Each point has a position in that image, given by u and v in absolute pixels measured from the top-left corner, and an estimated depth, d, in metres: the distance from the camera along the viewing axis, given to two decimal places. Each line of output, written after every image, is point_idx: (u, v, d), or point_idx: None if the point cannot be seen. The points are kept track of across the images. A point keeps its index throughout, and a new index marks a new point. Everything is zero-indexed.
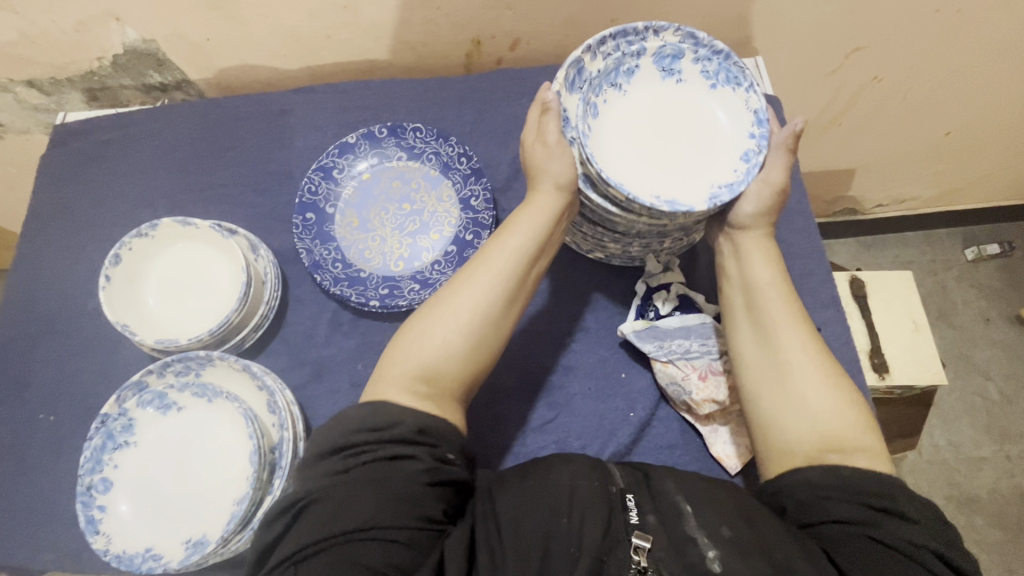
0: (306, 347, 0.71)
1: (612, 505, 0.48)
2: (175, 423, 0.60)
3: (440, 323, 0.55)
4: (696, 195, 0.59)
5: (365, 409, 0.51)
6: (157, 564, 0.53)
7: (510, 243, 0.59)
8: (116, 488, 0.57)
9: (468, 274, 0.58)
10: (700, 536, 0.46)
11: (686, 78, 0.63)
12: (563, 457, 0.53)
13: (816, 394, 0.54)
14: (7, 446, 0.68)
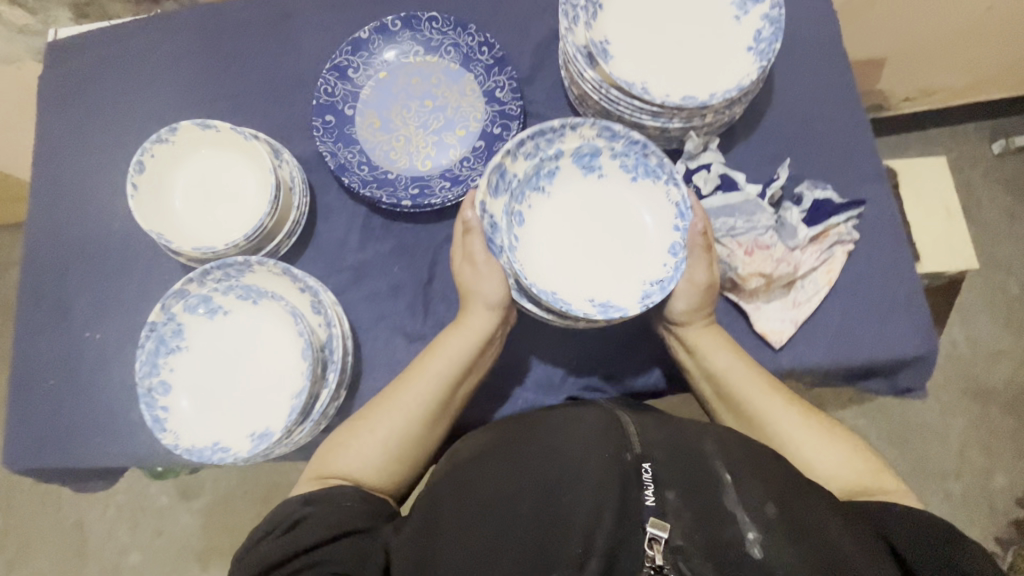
0: (340, 254, 0.70)
1: (625, 481, 0.47)
2: (224, 327, 0.60)
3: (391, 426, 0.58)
4: (623, 299, 0.61)
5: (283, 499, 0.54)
6: (227, 455, 0.55)
7: (435, 360, 0.60)
8: (175, 389, 0.58)
9: (399, 391, 0.60)
10: (740, 514, 0.45)
11: (606, 173, 0.64)
12: (573, 424, 0.55)
13: (818, 453, 0.57)
14: (59, 364, 0.69)
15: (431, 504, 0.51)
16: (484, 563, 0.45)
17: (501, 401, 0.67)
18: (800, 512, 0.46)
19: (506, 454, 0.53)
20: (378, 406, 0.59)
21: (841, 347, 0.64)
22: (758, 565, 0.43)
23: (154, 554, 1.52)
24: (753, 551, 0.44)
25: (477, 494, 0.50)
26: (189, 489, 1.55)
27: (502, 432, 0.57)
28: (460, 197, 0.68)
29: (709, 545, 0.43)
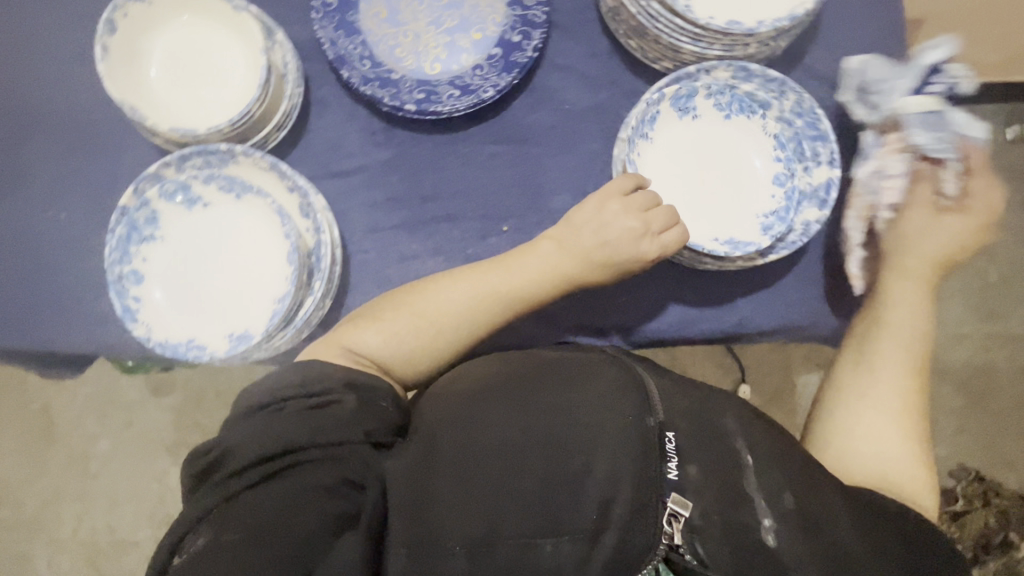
0: (335, 158, 0.64)
1: (649, 448, 0.49)
2: (204, 220, 0.56)
3: (416, 330, 0.57)
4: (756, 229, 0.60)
5: (286, 378, 0.48)
6: (202, 354, 0.52)
7: (509, 278, 0.58)
8: (148, 279, 0.54)
9: (458, 292, 0.58)
10: (758, 500, 0.49)
11: (701, 114, 0.62)
12: (590, 376, 0.54)
13: (889, 438, 0.57)
14: (17, 242, 0.64)
15: (429, 443, 0.49)
16: (492, 515, 0.45)
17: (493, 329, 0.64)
18: (813, 501, 0.49)
19: (516, 400, 0.52)
20: (429, 297, 0.58)
21: (845, 311, 0.63)
22: (770, 551, 0.46)
23: (123, 444, 1.54)
24: (766, 538, 0.47)
25: (489, 445, 0.49)
26: (160, 386, 1.54)
27: (506, 372, 0.55)
28: (469, 109, 0.63)
29: (727, 529, 0.47)
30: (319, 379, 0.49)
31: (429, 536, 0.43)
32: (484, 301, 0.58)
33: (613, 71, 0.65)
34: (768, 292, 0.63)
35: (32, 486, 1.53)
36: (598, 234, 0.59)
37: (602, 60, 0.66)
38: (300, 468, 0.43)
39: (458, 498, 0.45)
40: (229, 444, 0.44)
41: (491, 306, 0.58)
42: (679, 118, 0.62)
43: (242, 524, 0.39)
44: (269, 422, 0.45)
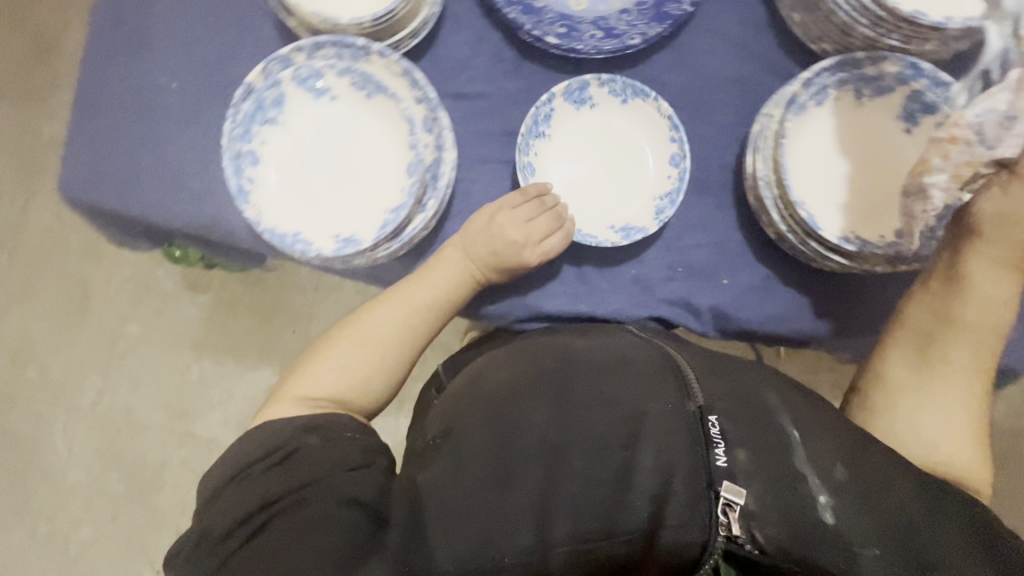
0: (459, 79, 0.62)
1: (696, 438, 0.46)
2: (329, 114, 0.54)
3: (364, 356, 0.58)
4: (889, 235, 0.54)
5: (251, 442, 0.50)
6: (309, 248, 0.52)
7: (420, 288, 0.59)
8: (265, 163, 0.53)
9: (384, 309, 0.59)
10: (811, 475, 0.46)
11: (597, 103, 0.63)
12: (620, 370, 0.52)
13: (946, 437, 0.52)
14: (126, 102, 0.62)
15: (461, 446, 0.49)
16: (538, 510, 0.44)
17: (587, 288, 0.61)
18: (866, 477, 0.47)
19: (550, 397, 0.51)
20: (373, 311, 0.59)
21: None
22: (829, 529, 0.43)
23: (152, 332, 1.56)
24: (824, 515, 0.44)
25: (526, 441, 0.48)
26: (196, 283, 1.56)
27: (536, 371, 0.54)
28: (609, 54, 0.61)
29: (786, 514, 0.43)
30: (282, 431, 0.51)
31: (473, 529, 0.43)
32: (413, 322, 0.60)
33: (766, 44, 0.61)
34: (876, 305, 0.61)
35: (59, 354, 1.56)
36: (489, 243, 0.58)
37: (755, 30, 0.61)
38: (301, 504, 0.45)
39: (501, 498, 0.45)
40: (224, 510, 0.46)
41: (417, 325, 0.60)
42: (846, 102, 0.56)
43: (256, 566, 0.43)
44: (248, 485, 0.47)
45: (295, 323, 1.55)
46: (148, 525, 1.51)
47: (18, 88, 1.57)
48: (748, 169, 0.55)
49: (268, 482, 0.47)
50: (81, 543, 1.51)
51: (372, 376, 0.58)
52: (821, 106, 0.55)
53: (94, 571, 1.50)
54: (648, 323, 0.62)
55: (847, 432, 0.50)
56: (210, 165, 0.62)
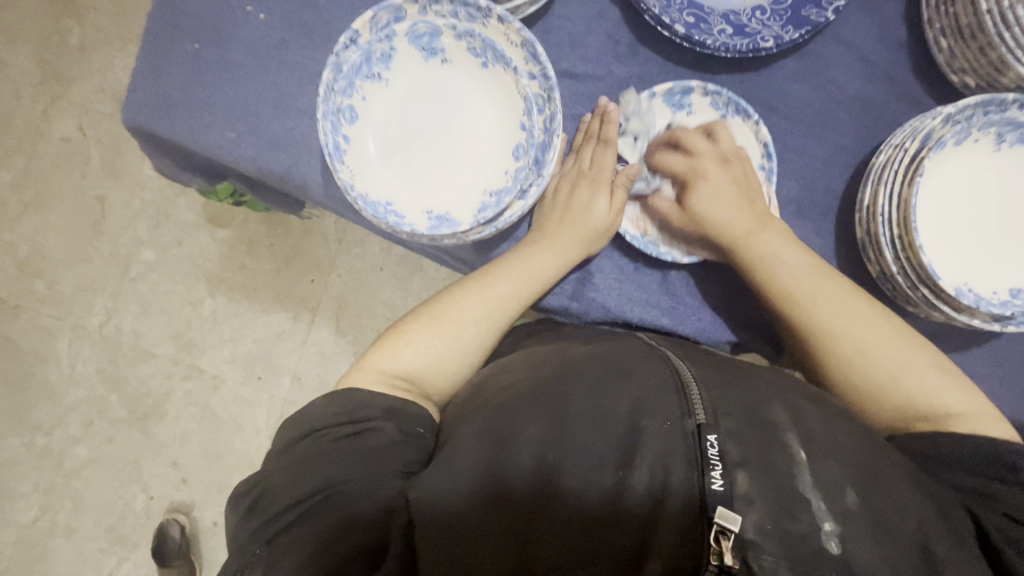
0: (568, 56, 0.57)
1: (694, 456, 0.43)
2: (437, 78, 0.50)
3: (445, 333, 0.56)
4: (1001, 293, 0.51)
5: (342, 406, 0.50)
6: (401, 222, 0.48)
7: (519, 266, 0.56)
8: (363, 123, 0.49)
9: (471, 291, 0.57)
10: (816, 503, 0.42)
11: (696, 112, 0.58)
12: (623, 378, 0.48)
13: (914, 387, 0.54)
14: (205, 27, 0.57)
15: (448, 457, 0.47)
16: (525, 528, 0.43)
17: (671, 301, 0.58)
18: (886, 500, 0.43)
19: (546, 412, 0.47)
20: (468, 287, 0.57)
21: None
22: (834, 558, 0.41)
23: (167, 260, 1.52)
24: (829, 544, 0.41)
25: (515, 459, 0.45)
26: (217, 216, 1.51)
27: (535, 379, 0.51)
28: (737, 54, 0.55)
29: (786, 540, 0.41)
30: (363, 403, 0.50)
31: (458, 542, 0.43)
32: (495, 304, 0.56)
33: (897, 66, 0.57)
34: (957, 356, 0.59)
35: (68, 270, 1.51)
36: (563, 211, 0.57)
37: (888, 49, 0.57)
38: (338, 498, 0.45)
39: (485, 518, 0.44)
40: (275, 472, 0.48)
41: (501, 312, 0.57)
42: (986, 146, 0.52)
43: (288, 556, 0.43)
44: (301, 458, 0.48)
45: (314, 271, 1.52)
46: (145, 451, 1.51)
47: None
48: (867, 202, 0.53)
49: (325, 454, 0.47)
50: (77, 460, 1.51)
51: (437, 370, 0.56)
52: (960, 146, 0.51)
53: (88, 489, 1.51)
54: (723, 345, 0.60)
55: (855, 444, 0.46)
56: (289, 110, 0.58)
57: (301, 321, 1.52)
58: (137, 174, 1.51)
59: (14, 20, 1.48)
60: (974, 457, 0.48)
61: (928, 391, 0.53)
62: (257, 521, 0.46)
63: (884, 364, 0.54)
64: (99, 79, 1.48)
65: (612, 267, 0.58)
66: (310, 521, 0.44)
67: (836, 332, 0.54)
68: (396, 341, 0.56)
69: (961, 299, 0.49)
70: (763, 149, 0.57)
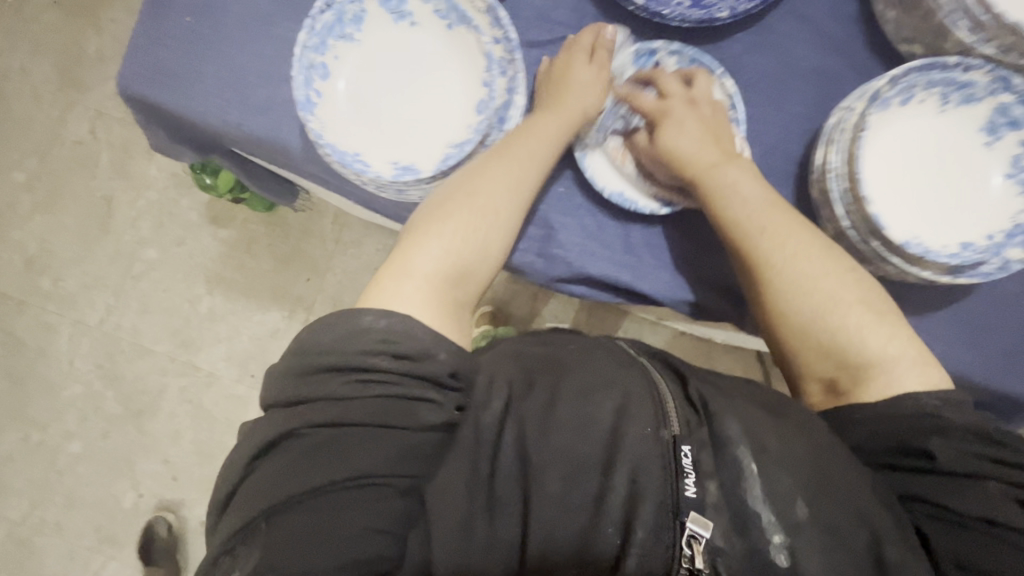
0: (535, 29, 0.60)
1: (663, 462, 0.47)
2: (405, 39, 0.53)
3: (463, 227, 0.51)
4: (952, 246, 0.53)
5: (388, 324, 0.47)
6: (368, 170, 0.51)
7: (518, 161, 0.52)
8: (335, 78, 0.52)
9: (479, 178, 0.51)
10: (766, 513, 0.46)
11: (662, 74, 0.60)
12: (605, 384, 0.50)
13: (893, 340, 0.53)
14: (198, 3, 0.61)
15: (429, 442, 0.45)
16: (519, 527, 0.46)
17: (632, 260, 0.60)
18: (830, 507, 0.46)
19: (538, 417, 0.49)
20: (471, 185, 0.51)
21: (993, 365, 0.59)
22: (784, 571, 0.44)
23: (169, 259, 1.56)
24: (776, 557, 0.45)
25: (503, 462, 0.47)
26: (218, 217, 1.55)
27: (524, 374, 0.52)
28: (694, 24, 0.58)
29: (746, 553, 0.45)
30: (422, 350, 0.46)
31: (456, 542, 0.44)
32: (498, 194, 0.51)
33: (850, 39, 0.60)
34: (920, 319, 0.60)
35: (73, 267, 1.55)
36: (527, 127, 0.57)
37: (842, 23, 0.60)
38: (359, 492, 0.41)
39: (490, 523, 0.45)
40: (304, 418, 0.44)
41: (504, 203, 0.52)
42: (930, 106, 0.55)
43: (293, 539, 0.40)
44: (330, 404, 0.44)
45: (311, 270, 1.54)
46: (139, 448, 1.52)
47: None
48: (817, 162, 0.55)
49: (365, 416, 0.44)
50: (70, 455, 1.52)
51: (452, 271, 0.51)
52: (905, 106, 0.54)
53: (80, 484, 1.51)
54: (683, 305, 0.62)
55: (809, 454, 0.47)
56: (273, 79, 0.62)
57: (296, 318, 1.53)
58: (144, 176, 1.56)
59: (37, 31, 1.56)
60: (907, 436, 0.48)
61: (855, 334, 0.53)
62: (250, 493, 0.43)
63: (818, 296, 0.54)
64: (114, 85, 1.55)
65: (577, 226, 0.60)
66: (316, 504, 0.41)
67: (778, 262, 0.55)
68: (416, 240, 0.51)
69: (908, 249, 0.52)
70: (729, 101, 0.59)
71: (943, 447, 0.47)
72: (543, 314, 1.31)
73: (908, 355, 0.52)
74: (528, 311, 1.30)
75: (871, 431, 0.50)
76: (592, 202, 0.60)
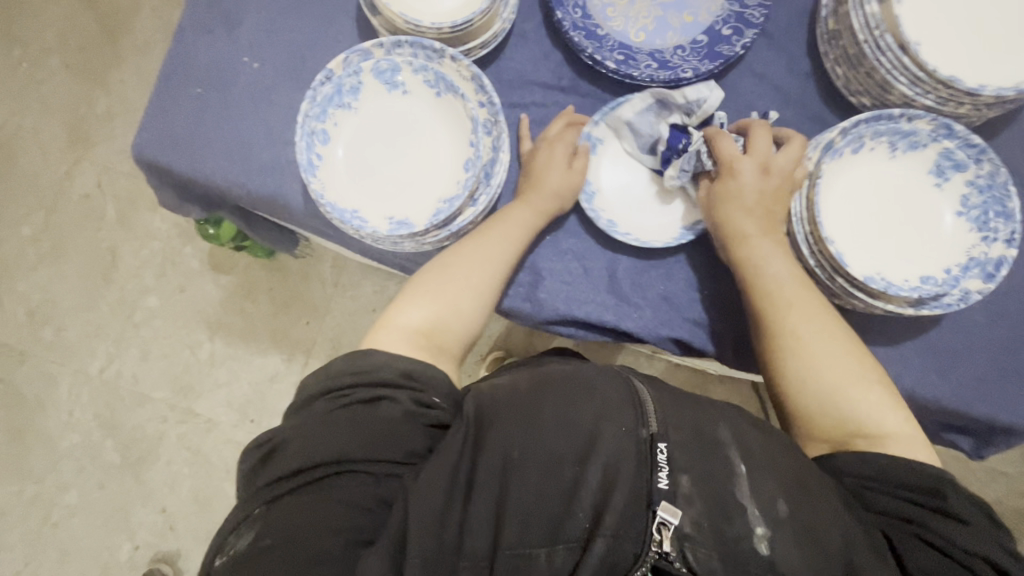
0: (517, 91, 0.66)
1: (641, 457, 0.49)
2: (398, 105, 0.59)
3: (450, 284, 0.58)
4: (913, 280, 0.57)
5: (351, 359, 0.53)
6: (366, 226, 0.55)
7: (484, 240, 0.59)
8: (334, 143, 0.57)
9: (462, 245, 0.59)
10: (751, 508, 0.48)
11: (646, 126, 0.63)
12: (589, 392, 0.53)
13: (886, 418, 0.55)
14: (209, 76, 0.67)
15: (383, 428, 0.48)
16: (494, 517, 0.47)
17: (615, 299, 0.64)
18: (810, 510, 0.48)
19: (517, 420, 0.51)
20: (450, 262, 0.59)
21: (963, 390, 0.62)
22: (761, 559, 0.46)
23: (170, 305, 1.58)
24: (759, 546, 0.47)
25: (483, 462, 0.49)
26: (220, 263, 1.59)
27: (512, 390, 0.54)
28: (662, 84, 0.64)
29: (718, 539, 0.47)
30: (378, 365, 0.53)
31: (431, 528, 0.45)
32: (464, 261, 0.58)
33: (807, 92, 0.66)
34: (895, 348, 0.62)
35: (75, 317, 1.58)
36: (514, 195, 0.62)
37: (797, 79, 0.66)
38: (332, 479, 0.46)
39: (463, 508, 0.47)
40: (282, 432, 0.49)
41: (481, 270, 0.58)
42: (881, 152, 0.59)
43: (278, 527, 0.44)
44: (310, 419, 0.49)
45: (310, 314, 1.57)
46: (136, 497, 1.51)
47: (82, 59, 1.64)
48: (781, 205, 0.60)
49: (338, 423, 0.48)
50: (66, 508, 1.51)
51: (444, 325, 0.57)
52: (856, 154, 0.59)
53: (75, 537, 1.49)
54: (668, 342, 0.65)
55: (794, 466, 0.51)
56: (278, 142, 0.67)
57: (295, 362, 1.55)
58: (147, 227, 1.61)
59: (49, 92, 1.64)
60: (901, 471, 0.51)
61: (874, 412, 0.55)
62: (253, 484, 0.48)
63: (830, 370, 0.56)
64: (121, 141, 1.62)
65: (563, 270, 0.64)
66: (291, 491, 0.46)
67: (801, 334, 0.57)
68: (403, 300, 0.58)
69: (871, 285, 0.55)
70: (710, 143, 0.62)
71: (943, 486, 0.50)
72: (539, 350, 1.32)
73: (896, 420, 0.55)
74: (524, 347, 1.32)
75: (859, 456, 0.53)
76: (577, 246, 0.64)
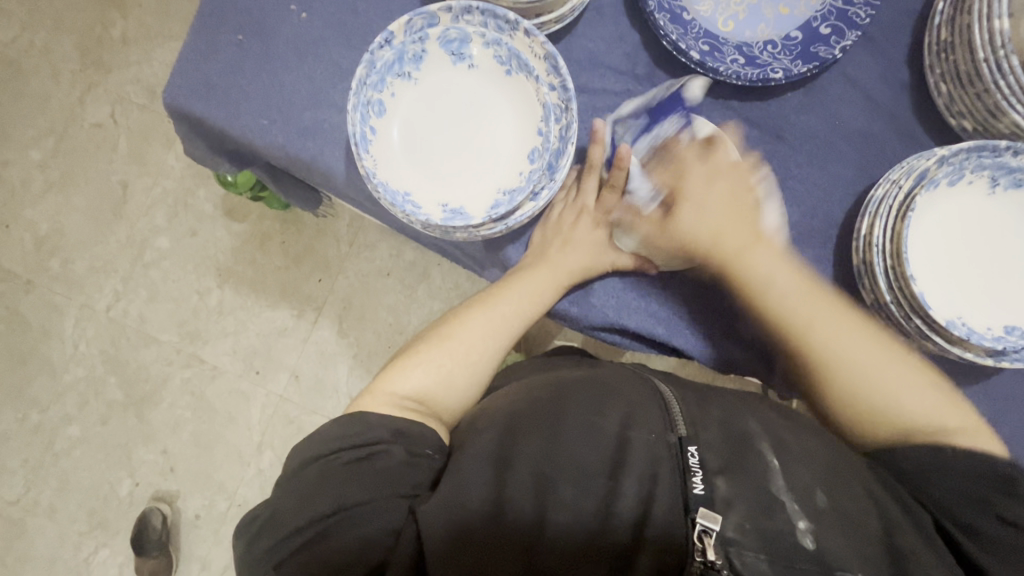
0: (587, 73, 0.60)
1: (670, 464, 0.47)
2: (462, 80, 0.53)
3: (452, 355, 0.61)
4: (996, 329, 0.54)
5: (344, 427, 0.51)
6: (419, 213, 0.51)
7: (492, 317, 0.62)
8: (390, 116, 0.52)
9: (476, 314, 0.62)
10: (789, 503, 0.45)
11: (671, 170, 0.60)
12: (612, 398, 0.52)
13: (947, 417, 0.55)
14: (250, 21, 0.61)
15: (407, 476, 0.49)
16: (529, 530, 0.46)
17: (669, 311, 0.61)
18: (845, 495, 0.47)
19: (545, 432, 0.50)
20: (452, 335, 0.62)
21: (1020, 442, 0.58)
22: (811, 555, 0.43)
23: (180, 248, 1.54)
24: (804, 540, 0.44)
25: (515, 475, 0.48)
26: (233, 210, 1.54)
27: (534, 401, 0.54)
28: (747, 83, 0.58)
29: (764, 538, 0.44)
30: (371, 426, 0.52)
31: (451, 539, 0.45)
32: (473, 342, 0.61)
33: (901, 106, 0.60)
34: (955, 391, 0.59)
35: (83, 250, 1.54)
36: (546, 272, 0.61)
37: (892, 90, 0.60)
38: (355, 526, 0.47)
39: (492, 528, 0.46)
40: (291, 492, 0.49)
41: (497, 336, 0.62)
42: (979, 188, 0.55)
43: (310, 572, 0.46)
44: (319, 474, 0.49)
45: (323, 271, 1.53)
46: (137, 436, 1.51)
47: None
48: (862, 233, 0.56)
49: (346, 484, 0.48)
50: (67, 439, 1.51)
51: (442, 389, 0.59)
52: (954, 186, 0.54)
53: (75, 468, 1.50)
54: (717, 361, 0.62)
55: (820, 450, 0.49)
56: (321, 103, 0.61)
57: (304, 318, 1.53)
58: (160, 163, 1.55)
59: (62, 8, 1.54)
60: None
61: (903, 389, 0.56)
62: (264, 529, 0.49)
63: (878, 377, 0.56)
64: (136, 70, 1.53)
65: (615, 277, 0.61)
66: (312, 543, 0.46)
67: (825, 348, 0.57)
68: (404, 366, 0.60)
69: (954, 331, 0.52)
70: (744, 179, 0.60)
71: None
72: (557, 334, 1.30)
73: (900, 376, 0.56)
74: None
75: None
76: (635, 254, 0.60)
